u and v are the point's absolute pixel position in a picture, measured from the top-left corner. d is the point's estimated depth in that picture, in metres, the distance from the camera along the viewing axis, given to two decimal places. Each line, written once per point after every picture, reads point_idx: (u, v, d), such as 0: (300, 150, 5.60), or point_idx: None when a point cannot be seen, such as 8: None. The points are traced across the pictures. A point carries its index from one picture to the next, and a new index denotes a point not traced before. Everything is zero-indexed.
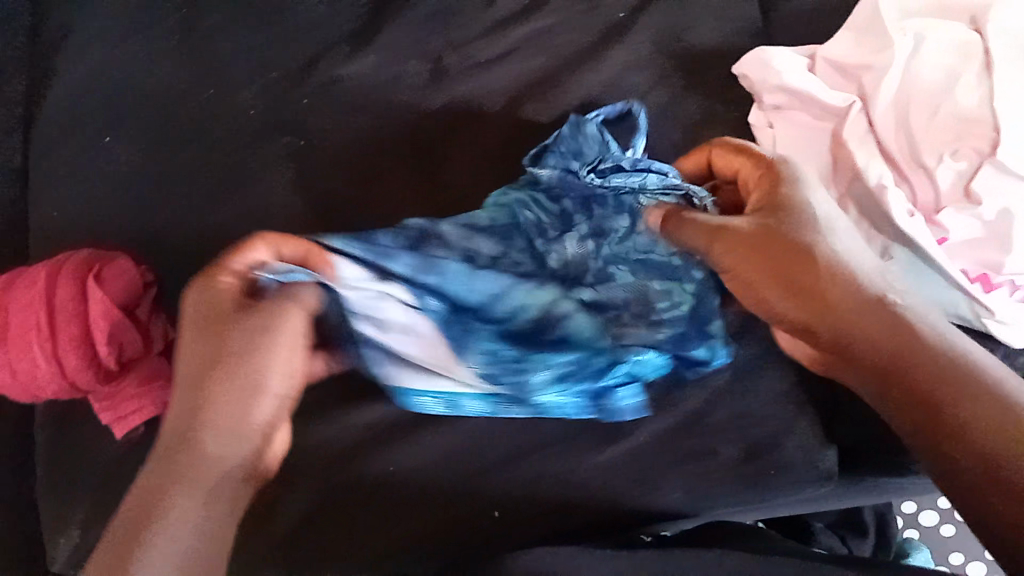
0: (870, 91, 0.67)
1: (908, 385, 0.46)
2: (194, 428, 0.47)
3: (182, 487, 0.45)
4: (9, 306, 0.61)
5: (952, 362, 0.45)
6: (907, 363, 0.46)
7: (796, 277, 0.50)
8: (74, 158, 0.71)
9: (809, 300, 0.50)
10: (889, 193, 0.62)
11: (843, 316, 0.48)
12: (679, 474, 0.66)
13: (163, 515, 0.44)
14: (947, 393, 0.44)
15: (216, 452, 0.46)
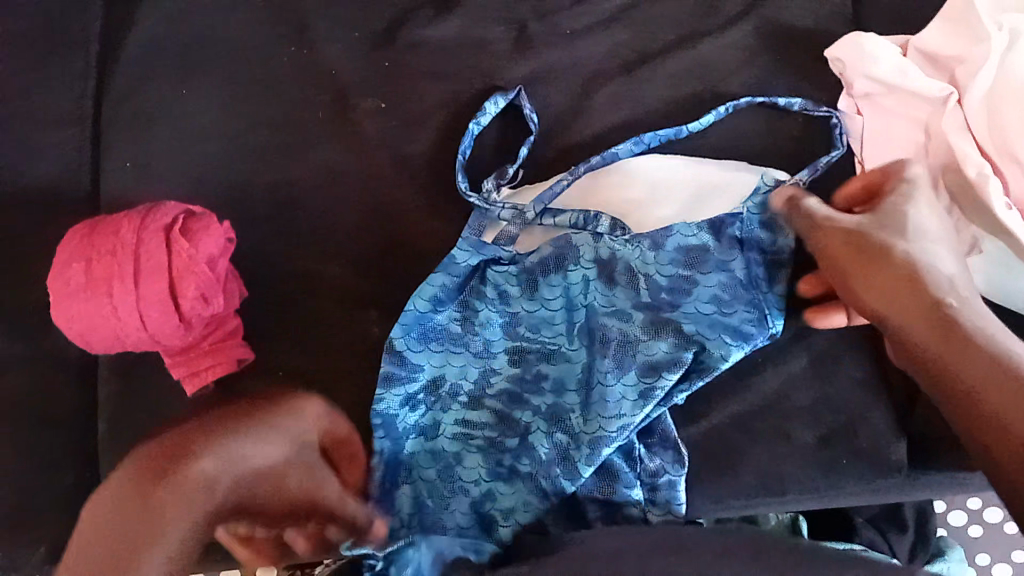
0: (966, 84, 0.66)
1: (947, 380, 0.47)
2: (234, 416, 0.53)
3: (241, 475, 0.51)
4: (92, 253, 0.61)
5: (1001, 368, 0.46)
6: (950, 361, 0.47)
7: (874, 250, 0.52)
8: (157, 110, 0.73)
9: (880, 267, 0.52)
10: (990, 182, 0.62)
11: (877, 300, 0.52)
12: (757, 455, 0.67)
13: (157, 533, 0.47)
14: (947, 362, 0.48)
15: (258, 460, 0.51)
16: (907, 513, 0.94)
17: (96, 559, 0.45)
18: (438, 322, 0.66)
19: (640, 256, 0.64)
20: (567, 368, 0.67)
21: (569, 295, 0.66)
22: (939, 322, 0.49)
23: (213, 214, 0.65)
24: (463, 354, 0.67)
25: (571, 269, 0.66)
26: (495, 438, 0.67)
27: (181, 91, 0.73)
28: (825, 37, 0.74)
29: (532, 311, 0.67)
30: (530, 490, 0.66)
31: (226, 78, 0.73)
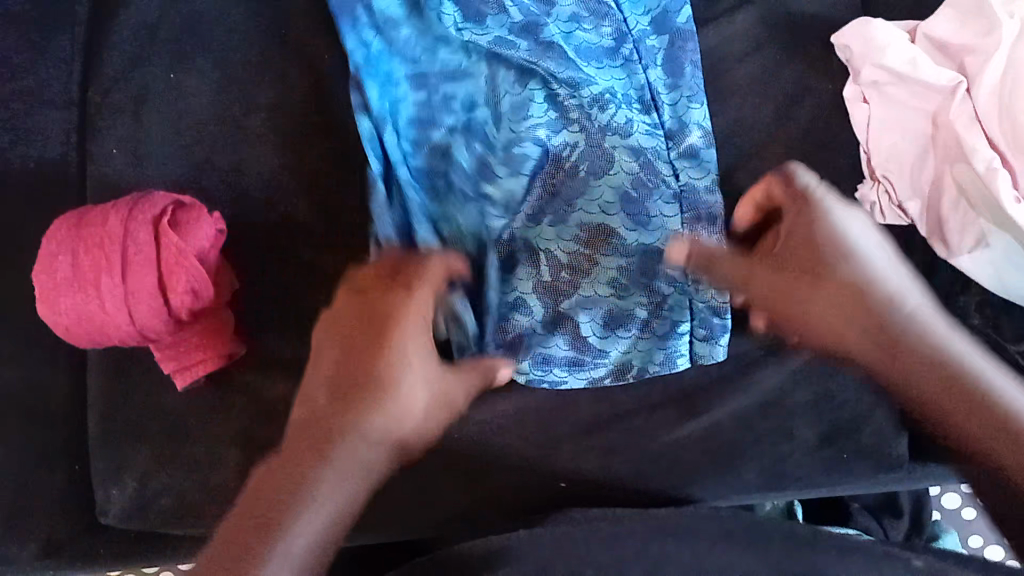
0: (975, 74, 0.64)
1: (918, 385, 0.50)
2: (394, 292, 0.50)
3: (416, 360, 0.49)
4: (79, 246, 0.59)
5: (942, 362, 0.50)
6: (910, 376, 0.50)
7: (820, 265, 0.55)
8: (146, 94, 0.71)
9: (829, 286, 0.54)
10: (998, 178, 0.60)
11: (831, 314, 0.54)
12: (759, 452, 0.67)
13: (292, 521, 0.42)
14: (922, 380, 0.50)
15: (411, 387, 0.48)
16: (902, 500, 0.94)
17: (259, 520, 0.42)
18: (422, 197, 0.66)
19: (627, 154, 0.66)
20: (562, 251, 0.66)
21: (570, 197, 0.66)
22: (913, 344, 0.51)
23: (203, 205, 0.63)
24: (472, 231, 0.65)
25: (562, 160, 0.65)
26: (513, 322, 0.65)
27: (171, 74, 0.70)
28: (833, 25, 0.72)
29: (533, 218, 0.66)
30: (559, 363, 0.66)
31: (218, 61, 0.71)
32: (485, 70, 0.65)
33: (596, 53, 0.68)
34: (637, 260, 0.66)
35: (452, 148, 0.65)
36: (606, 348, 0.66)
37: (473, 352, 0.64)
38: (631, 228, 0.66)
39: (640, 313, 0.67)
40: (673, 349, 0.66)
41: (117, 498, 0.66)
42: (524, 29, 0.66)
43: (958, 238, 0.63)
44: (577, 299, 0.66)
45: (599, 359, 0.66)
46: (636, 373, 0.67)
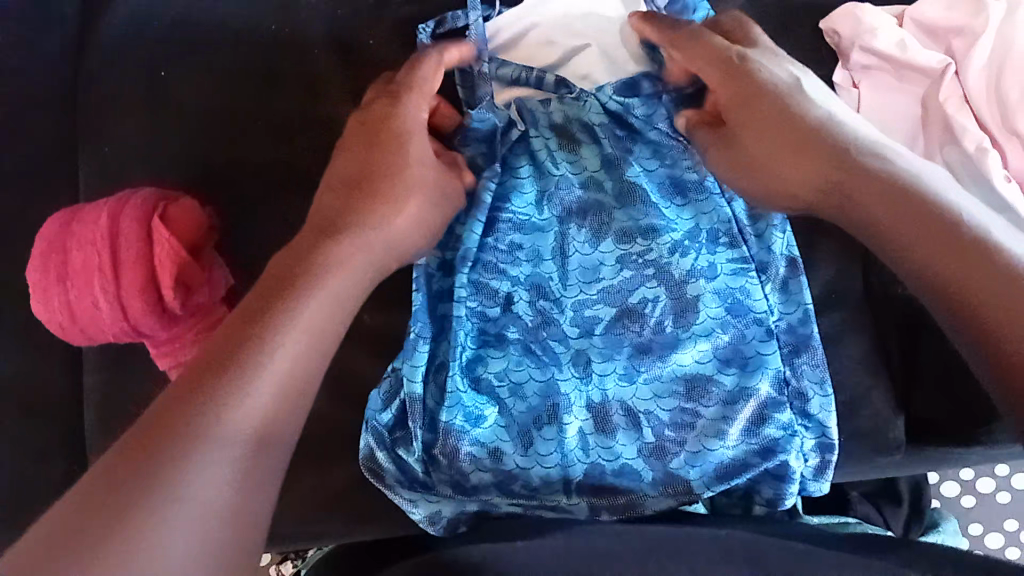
0: (963, 56, 0.65)
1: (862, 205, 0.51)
2: (355, 199, 0.54)
3: (336, 284, 0.50)
4: (70, 244, 0.59)
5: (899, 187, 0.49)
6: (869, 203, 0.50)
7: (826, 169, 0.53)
8: (132, 92, 0.70)
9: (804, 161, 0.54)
10: (989, 158, 0.61)
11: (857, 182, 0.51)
12: None
13: (148, 520, 0.38)
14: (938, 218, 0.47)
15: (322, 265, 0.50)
16: (901, 486, 0.95)
17: (146, 443, 0.40)
18: (475, 369, 0.63)
19: (667, 248, 0.63)
20: (623, 389, 0.62)
21: (625, 289, 0.63)
22: (875, 188, 0.50)
23: (196, 201, 0.63)
24: (515, 383, 0.63)
25: (607, 273, 0.64)
26: (561, 430, 0.61)
27: (161, 73, 0.71)
28: (821, 8, 0.72)
29: (585, 331, 0.63)
30: (651, 488, 0.61)
31: (206, 59, 0.71)
32: (552, 174, 0.67)
33: (658, 182, 0.65)
34: (712, 393, 0.61)
35: (513, 300, 0.64)
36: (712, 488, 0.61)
37: (502, 465, 0.62)
38: (679, 329, 0.62)
39: (733, 426, 0.61)
40: (785, 453, 0.61)
41: None
42: (584, 133, 0.68)
43: None
44: (624, 397, 0.62)
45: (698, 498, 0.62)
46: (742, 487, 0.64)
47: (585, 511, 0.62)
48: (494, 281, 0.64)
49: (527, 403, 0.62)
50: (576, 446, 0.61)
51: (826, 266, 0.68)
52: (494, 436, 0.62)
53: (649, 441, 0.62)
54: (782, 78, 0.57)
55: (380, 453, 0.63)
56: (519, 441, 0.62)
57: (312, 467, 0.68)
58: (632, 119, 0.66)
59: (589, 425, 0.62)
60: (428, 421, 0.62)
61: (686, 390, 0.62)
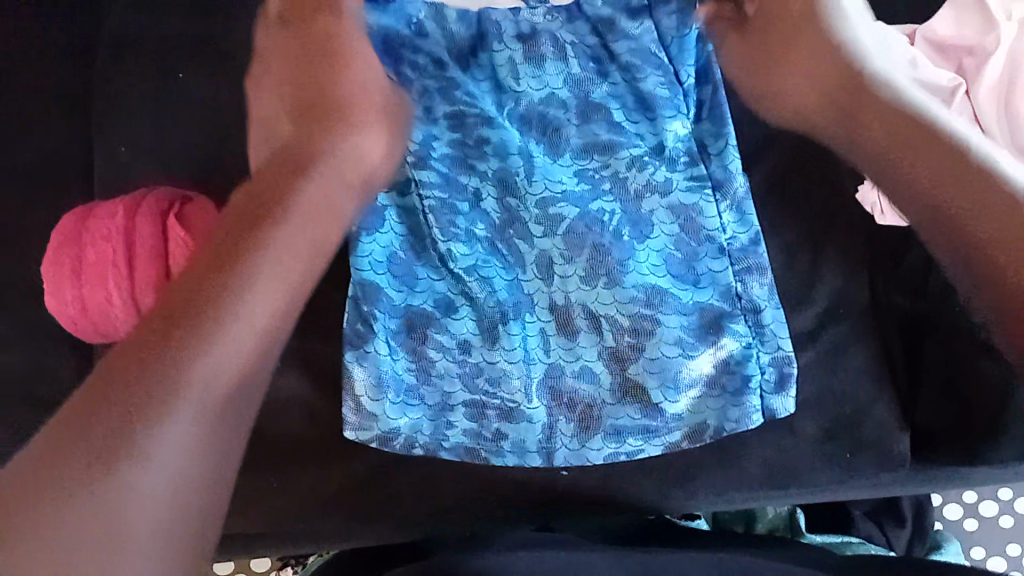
0: (974, 76, 0.66)
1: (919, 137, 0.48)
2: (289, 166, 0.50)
3: (297, 223, 0.48)
4: (85, 240, 0.60)
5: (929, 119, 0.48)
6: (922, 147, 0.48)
7: (851, 89, 0.52)
8: (147, 90, 0.71)
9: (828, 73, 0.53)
10: None
11: (873, 106, 0.50)
12: (761, 449, 0.67)
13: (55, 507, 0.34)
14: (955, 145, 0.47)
15: (270, 228, 0.46)
16: (905, 506, 0.94)
17: (95, 418, 0.37)
18: (428, 311, 0.64)
19: (626, 163, 0.66)
20: (585, 294, 0.64)
21: (593, 254, 0.64)
22: (891, 111, 0.49)
23: (209, 200, 0.64)
24: (475, 321, 0.64)
25: (566, 183, 0.66)
26: (523, 327, 0.65)
27: (177, 75, 0.71)
28: None
29: (549, 230, 0.65)
30: (631, 432, 0.65)
31: (221, 60, 0.72)
32: (512, 88, 0.66)
33: (622, 100, 0.67)
34: (667, 301, 0.64)
35: (479, 200, 0.66)
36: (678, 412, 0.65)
37: (472, 399, 0.64)
38: (636, 238, 0.65)
39: (693, 386, 0.65)
40: (749, 394, 0.65)
41: None
42: (562, 83, 0.66)
43: None
44: (587, 301, 0.64)
45: (671, 423, 0.65)
46: (711, 433, 0.66)
47: (574, 446, 0.65)
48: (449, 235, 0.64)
49: (478, 314, 0.64)
50: (545, 399, 0.65)
51: (831, 279, 0.69)
52: (470, 407, 0.64)
53: (618, 390, 0.65)
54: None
55: (347, 402, 0.63)
56: (500, 416, 0.64)
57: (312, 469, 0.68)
58: (602, 29, 0.66)
59: (557, 376, 0.65)
60: (387, 369, 0.63)
61: (642, 330, 0.64)
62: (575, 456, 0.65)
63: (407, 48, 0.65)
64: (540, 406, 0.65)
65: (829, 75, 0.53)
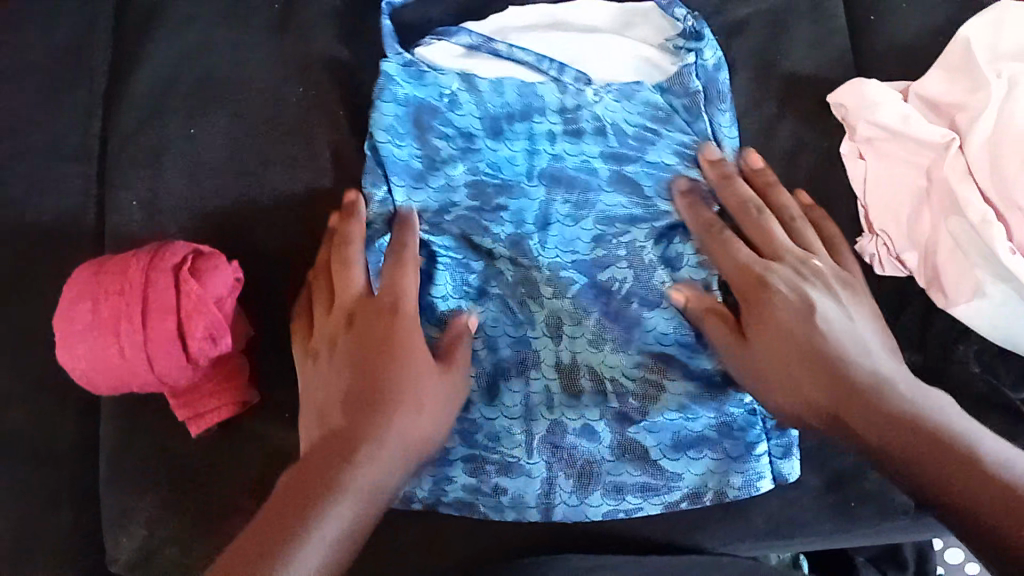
0: (966, 131, 0.67)
1: (920, 473, 0.48)
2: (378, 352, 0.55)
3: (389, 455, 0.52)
4: (99, 294, 0.61)
5: (908, 413, 0.50)
6: (913, 439, 0.49)
7: (840, 372, 0.53)
8: (159, 147, 0.73)
9: (827, 382, 0.53)
10: (992, 229, 0.62)
11: (857, 414, 0.51)
12: (765, 500, 0.68)
13: None
14: (937, 449, 0.48)
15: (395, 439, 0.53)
16: (906, 552, 0.93)
17: (289, 512, 0.47)
18: None
19: (643, 234, 0.69)
20: (592, 356, 0.67)
21: (594, 291, 0.68)
22: (881, 421, 0.50)
23: (222, 253, 0.65)
24: (475, 377, 0.67)
25: (584, 247, 0.69)
26: (528, 385, 0.67)
27: (190, 130, 0.73)
28: (829, 82, 0.75)
29: (560, 292, 0.68)
30: (631, 489, 0.66)
31: (232, 116, 0.73)
32: (546, 148, 0.70)
33: (636, 217, 0.69)
34: (672, 366, 0.67)
35: (493, 261, 0.69)
36: (677, 470, 0.66)
37: (471, 453, 0.66)
38: (644, 307, 0.68)
39: (689, 457, 0.66)
40: (750, 462, 0.66)
41: (126, 544, 0.67)
42: (591, 124, 0.71)
43: (956, 289, 0.65)
44: (592, 360, 0.67)
45: (672, 481, 0.66)
46: (711, 496, 0.66)
47: (574, 502, 0.66)
48: (441, 284, 0.67)
49: (478, 369, 0.67)
50: (539, 467, 0.66)
51: None
52: (469, 458, 0.66)
53: (619, 457, 0.66)
54: (795, 309, 0.56)
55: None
56: (505, 470, 0.66)
57: None
58: (660, 113, 0.71)
59: (561, 437, 0.66)
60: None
61: (647, 394, 0.66)
62: (575, 512, 0.66)
63: (435, 120, 0.70)
64: (540, 461, 0.66)
65: (795, 402, 0.55)
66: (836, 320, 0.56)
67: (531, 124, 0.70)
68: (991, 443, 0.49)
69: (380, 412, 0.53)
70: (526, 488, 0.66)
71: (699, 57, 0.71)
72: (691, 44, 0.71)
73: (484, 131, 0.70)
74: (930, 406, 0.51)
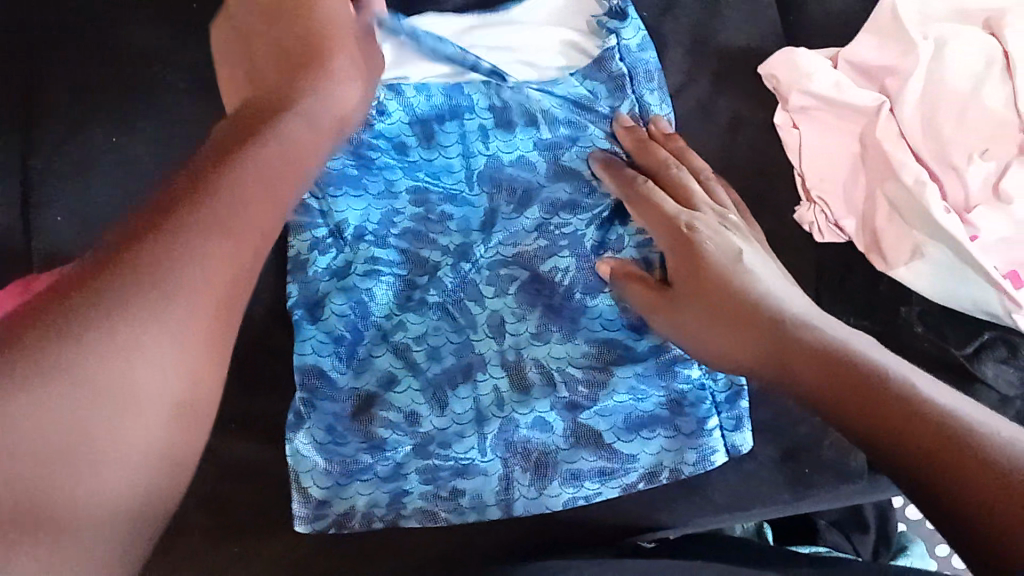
0: (897, 94, 0.68)
1: (843, 401, 0.49)
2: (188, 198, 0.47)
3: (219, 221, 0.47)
4: None
5: (839, 357, 0.51)
6: (842, 375, 0.49)
7: (783, 358, 0.53)
8: (83, 159, 0.71)
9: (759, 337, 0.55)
10: (928, 190, 0.63)
11: (794, 353, 0.52)
12: (722, 475, 0.68)
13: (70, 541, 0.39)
14: (871, 383, 0.48)
15: (149, 399, 0.42)
16: (866, 512, 0.96)
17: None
18: (374, 390, 0.67)
19: (583, 222, 0.69)
20: (539, 349, 0.67)
21: (534, 281, 0.69)
22: (816, 361, 0.51)
23: None
24: (420, 391, 0.67)
25: (526, 239, 0.69)
26: (475, 387, 0.67)
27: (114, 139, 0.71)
28: (760, 54, 0.75)
29: (500, 291, 0.69)
30: (589, 475, 0.66)
31: None
32: (482, 151, 0.71)
33: (579, 205, 0.69)
34: (616, 354, 0.67)
35: (437, 270, 0.69)
36: (632, 452, 0.66)
37: (426, 463, 0.66)
38: (587, 294, 0.68)
39: (642, 442, 0.66)
40: (703, 438, 0.66)
41: None
42: (523, 117, 0.71)
43: (895, 251, 0.66)
44: (538, 354, 0.67)
45: (628, 463, 0.66)
46: (668, 474, 0.66)
47: (533, 494, 0.66)
48: (370, 300, 0.68)
49: (422, 382, 0.67)
50: (490, 465, 0.66)
51: None
52: (426, 468, 0.66)
53: (573, 449, 0.66)
54: (723, 254, 0.59)
55: (295, 495, 0.65)
56: (460, 474, 0.66)
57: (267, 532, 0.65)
58: (581, 105, 0.71)
59: (514, 432, 0.66)
60: (339, 449, 0.66)
61: (596, 380, 0.66)
62: (535, 504, 0.66)
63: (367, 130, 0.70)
64: (494, 459, 0.66)
65: (725, 343, 0.56)
66: (763, 275, 0.58)
67: (462, 121, 0.71)
68: (924, 384, 0.48)
69: (113, 345, 0.41)
70: (485, 491, 0.66)
71: (620, 37, 0.70)
72: (615, 23, 0.71)
73: (418, 139, 0.71)
74: (871, 357, 0.51)
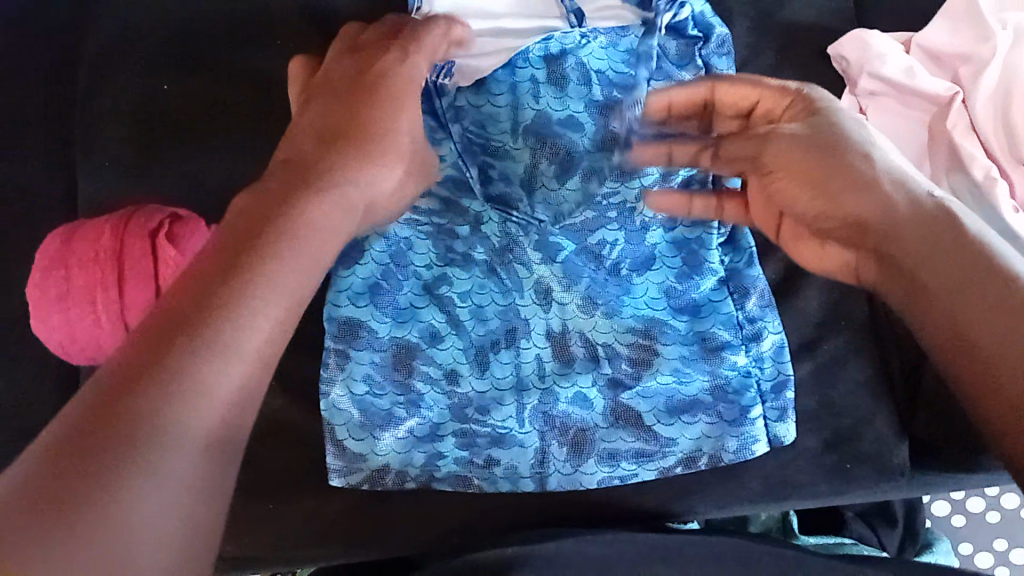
0: (969, 83, 0.66)
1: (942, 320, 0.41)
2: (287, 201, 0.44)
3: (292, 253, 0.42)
4: (71, 263, 0.59)
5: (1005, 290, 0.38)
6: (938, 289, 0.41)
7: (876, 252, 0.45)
8: (130, 105, 0.71)
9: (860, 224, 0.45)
10: (997, 187, 0.61)
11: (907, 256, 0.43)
12: (761, 465, 0.66)
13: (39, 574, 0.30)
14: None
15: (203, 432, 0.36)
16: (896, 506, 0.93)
17: (76, 486, 0.32)
18: (414, 343, 0.65)
19: (636, 194, 0.68)
20: (583, 322, 0.66)
21: (581, 253, 0.68)
22: (940, 264, 0.41)
23: (200, 218, 0.62)
24: (462, 350, 0.65)
25: (575, 212, 0.68)
26: (518, 353, 0.66)
27: (163, 86, 0.71)
28: (828, 33, 0.72)
29: (548, 258, 0.68)
30: (625, 456, 0.65)
31: (207, 74, 0.72)
32: (531, 105, 0.68)
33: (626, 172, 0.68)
34: (663, 331, 0.66)
35: (479, 224, 0.68)
36: (672, 435, 0.65)
37: (462, 428, 0.65)
38: (636, 271, 0.68)
39: (683, 426, 0.65)
40: (746, 426, 0.65)
41: None
42: (578, 71, 0.69)
43: None
44: (583, 328, 0.66)
45: (668, 446, 0.65)
46: (706, 460, 0.65)
47: (568, 470, 0.65)
48: (411, 254, 0.67)
49: (465, 342, 0.66)
50: (525, 438, 0.65)
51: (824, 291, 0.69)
52: (464, 437, 0.65)
53: (615, 427, 0.65)
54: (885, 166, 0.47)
55: (329, 448, 0.64)
56: (495, 443, 0.65)
57: (301, 493, 0.66)
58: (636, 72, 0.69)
59: (551, 404, 0.65)
60: (375, 401, 0.64)
61: (643, 358, 0.65)
62: (569, 480, 0.65)
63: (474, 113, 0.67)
64: (531, 431, 0.65)
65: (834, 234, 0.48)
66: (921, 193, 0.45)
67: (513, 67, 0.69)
68: None
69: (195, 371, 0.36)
70: (522, 464, 0.65)
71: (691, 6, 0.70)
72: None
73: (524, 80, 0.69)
74: None
